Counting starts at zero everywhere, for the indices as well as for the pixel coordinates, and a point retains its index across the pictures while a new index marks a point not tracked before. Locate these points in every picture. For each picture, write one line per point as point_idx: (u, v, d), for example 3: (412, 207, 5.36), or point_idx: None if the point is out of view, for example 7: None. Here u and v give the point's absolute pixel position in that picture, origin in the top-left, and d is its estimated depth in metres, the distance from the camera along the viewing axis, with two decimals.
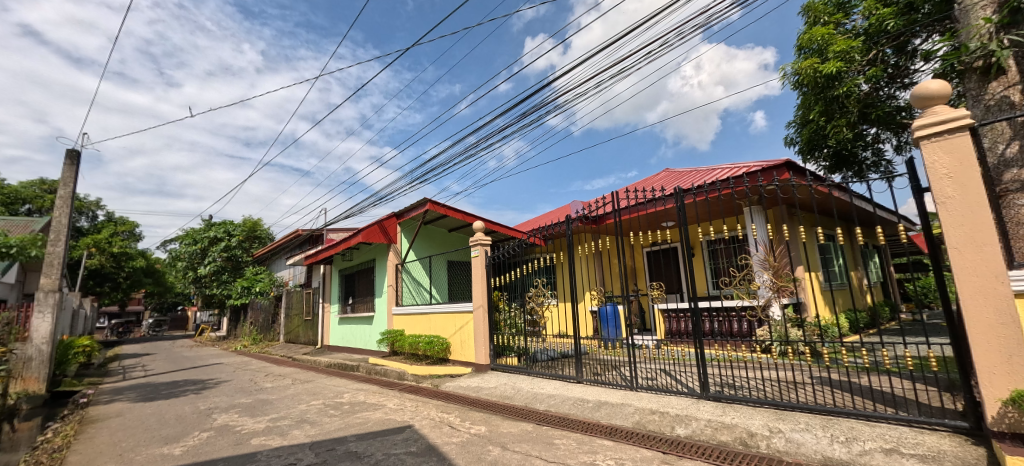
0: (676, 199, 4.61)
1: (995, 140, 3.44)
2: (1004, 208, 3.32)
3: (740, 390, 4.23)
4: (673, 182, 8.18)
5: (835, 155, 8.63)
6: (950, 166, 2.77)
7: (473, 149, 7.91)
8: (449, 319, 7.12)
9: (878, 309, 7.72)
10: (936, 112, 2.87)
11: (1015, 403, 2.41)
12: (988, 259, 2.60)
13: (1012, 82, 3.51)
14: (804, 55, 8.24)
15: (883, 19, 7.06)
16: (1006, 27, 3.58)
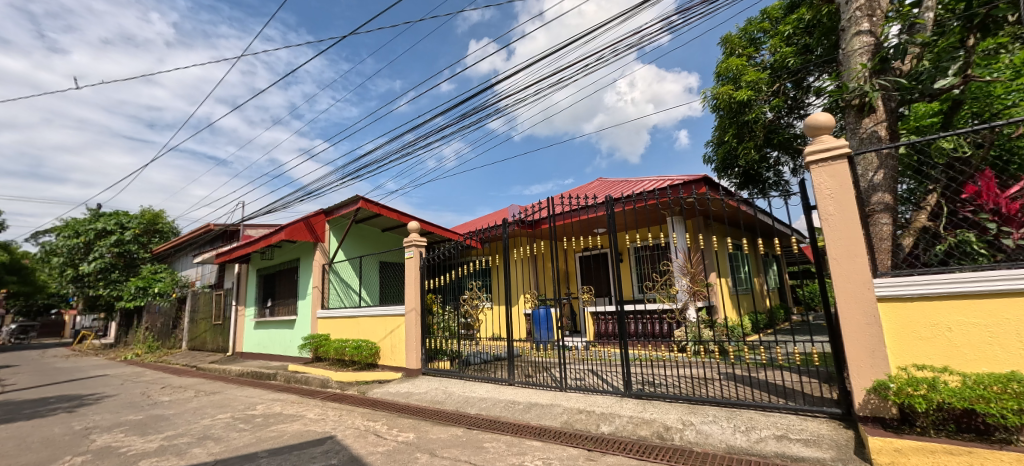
0: (607, 207, 4.83)
1: (864, 167, 4.07)
2: (872, 225, 3.91)
3: (659, 387, 4.53)
4: (605, 191, 8.57)
5: (745, 174, 9.61)
6: (832, 187, 3.20)
7: (409, 148, 7.60)
8: (379, 323, 6.83)
9: (775, 312, 8.70)
10: (823, 140, 3.31)
11: (875, 391, 2.85)
12: (859, 268, 3.04)
13: (879, 119, 4.16)
14: (722, 82, 9.11)
15: (785, 57, 8.05)
16: (878, 73, 4.23)
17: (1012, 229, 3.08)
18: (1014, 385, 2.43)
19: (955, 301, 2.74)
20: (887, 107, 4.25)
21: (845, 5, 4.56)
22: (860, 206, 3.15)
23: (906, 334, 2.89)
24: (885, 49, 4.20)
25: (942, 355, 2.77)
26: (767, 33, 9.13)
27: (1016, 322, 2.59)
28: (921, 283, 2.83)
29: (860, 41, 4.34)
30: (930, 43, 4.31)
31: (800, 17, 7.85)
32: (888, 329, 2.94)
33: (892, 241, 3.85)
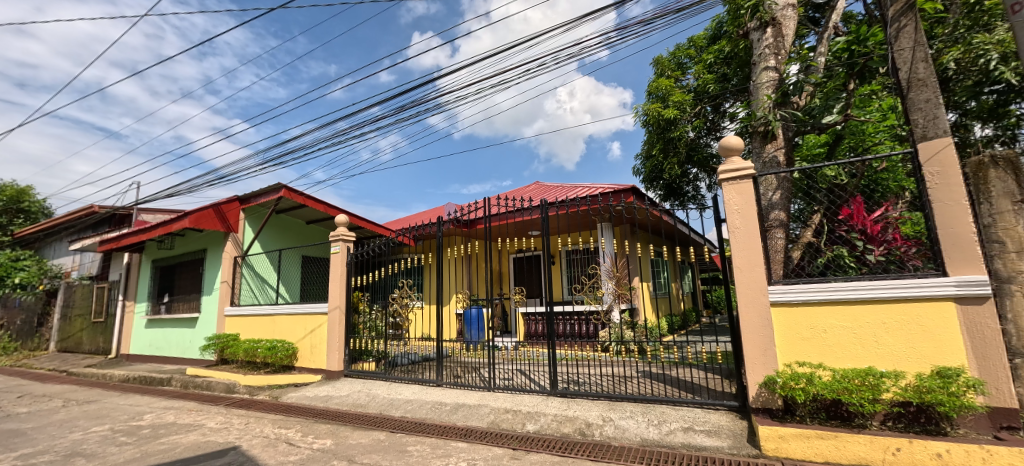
0: (542, 210, 4.94)
1: (764, 187, 4.58)
2: (769, 239, 4.41)
3: (583, 385, 4.73)
4: (541, 195, 8.76)
5: (667, 187, 10.38)
6: (738, 203, 3.56)
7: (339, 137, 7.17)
8: (298, 321, 6.36)
9: (688, 314, 9.49)
10: (733, 161, 3.67)
11: (765, 385, 3.22)
12: (757, 276, 3.41)
13: (779, 146, 4.72)
14: (652, 99, 9.76)
15: (707, 82, 8.85)
16: (780, 105, 4.80)
17: (874, 246, 3.67)
18: (870, 378, 2.87)
19: (830, 307, 3.19)
20: (785, 136, 4.84)
21: (757, 42, 5.11)
22: (760, 221, 3.53)
23: (791, 335, 3.30)
24: (786, 85, 4.77)
25: (819, 353, 3.20)
26: (692, 59, 9.95)
27: (874, 325, 3.07)
28: (805, 290, 3.25)
29: (767, 75, 4.89)
30: (821, 83, 4.98)
31: (721, 48, 8.66)
32: (778, 330, 3.33)
33: (783, 254, 4.38)
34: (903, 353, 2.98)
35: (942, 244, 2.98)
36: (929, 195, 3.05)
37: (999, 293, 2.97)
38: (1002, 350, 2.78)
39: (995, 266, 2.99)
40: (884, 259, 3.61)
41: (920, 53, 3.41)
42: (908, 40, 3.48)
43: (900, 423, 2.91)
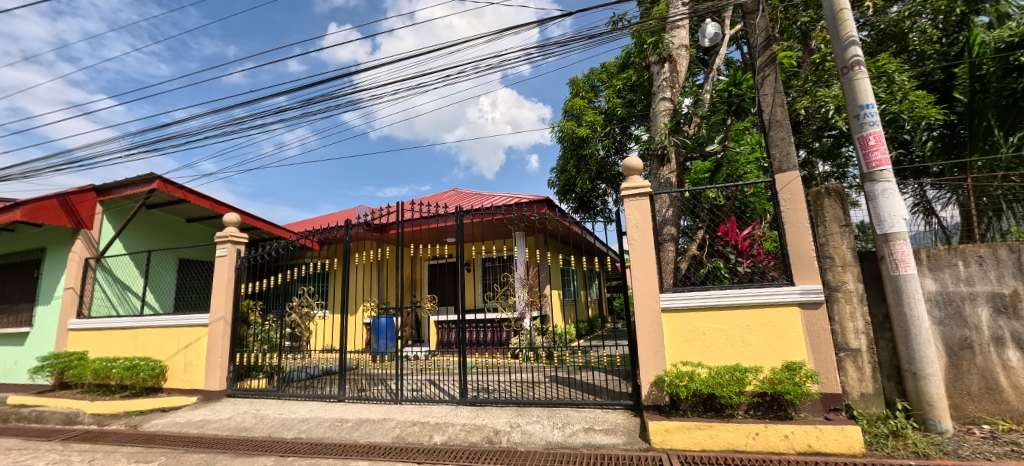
0: (457, 217, 4.89)
1: (659, 205, 5.08)
2: (662, 251, 4.89)
3: (493, 393, 4.76)
4: (459, 202, 8.71)
5: (579, 199, 11.07)
6: (637, 218, 3.90)
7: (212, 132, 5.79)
8: (170, 335, 5.51)
9: (595, 320, 10.05)
10: (633, 180, 4.02)
11: (656, 384, 3.54)
12: (651, 286, 3.75)
13: (672, 169, 5.27)
14: (567, 117, 10.36)
15: (615, 106, 9.63)
16: (674, 132, 5.38)
17: (743, 259, 4.23)
18: (738, 373, 3.32)
19: (708, 312, 3.62)
20: (678, 160, 5.42)
21: (657, 74, 5.69)
22: (655, 235, 3.90)
23: (678, 337, 3.67)
24: (679, 115, 5.38)
25: (699, 353, 3.61)
26: (604, 83, 10.75)
27: (741, 328, 3.55)
28: (688, 298, 3.65)
29: (663, 105, 5.48)
30: (707, 115, 5.69)
31: (628, 77, 9.50)
32: (667, 333, 3.69)
33: (673, 264, 4.88)
34: (762, 350, 3.49)
35: (791, 259, 3.57)
36: (783, 217, 3.64)
37: (831, 299, 3.62)
38: (830, 346, 3.41)
39: (827, 277, 3.66)
40: (750, 270, 4.17)
41: (778, 98, 4.09)
42: (770, 87, 4.15)
43: (758, 411, 3.40)
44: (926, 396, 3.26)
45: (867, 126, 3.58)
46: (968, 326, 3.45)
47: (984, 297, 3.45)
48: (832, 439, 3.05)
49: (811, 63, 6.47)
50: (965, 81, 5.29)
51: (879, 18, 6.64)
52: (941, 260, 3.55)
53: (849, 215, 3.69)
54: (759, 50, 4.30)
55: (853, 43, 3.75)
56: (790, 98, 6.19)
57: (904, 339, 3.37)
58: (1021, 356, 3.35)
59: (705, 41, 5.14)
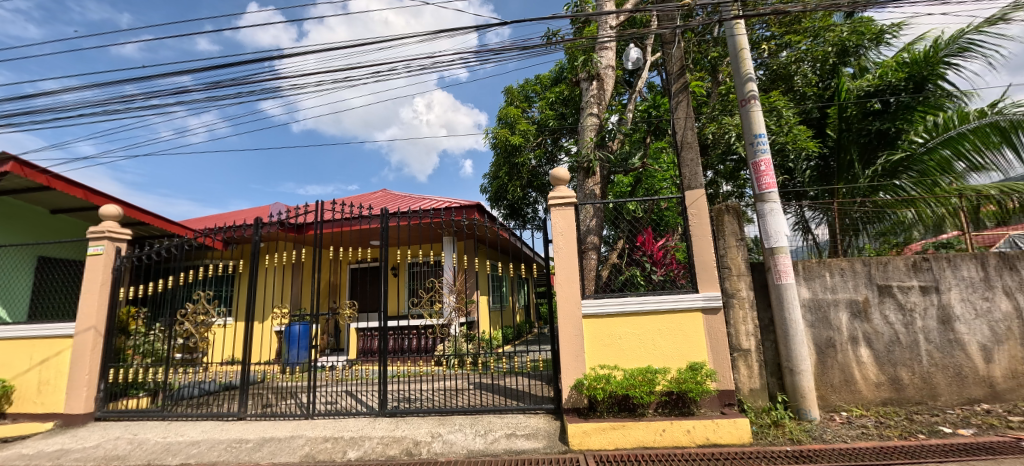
0: (382, 219, 4.67)
1: (584, 215, 5.29)
2: (585, 259, 5.10)
3: (415, 402, 4.60)
4: (387, 203, 8.41)
5: (510, 206, 11.31)
6: (562, 226, 4.03)
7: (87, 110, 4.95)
8: (20, 348, 4.60)
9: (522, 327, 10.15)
10: (559, 190, 4.17)
11: (575, 388, 3.67)
12: (572, 291, 3.89)
13: (597, 182, 5.54)
14: (502, 125, 10.52)
15: (548, 118, 9.95)
16: (600, 146, 5.67)
17: (657, 268, 4.60)
18: (649, 374, 3.56)
19: (624, 317, 3.84)
20: (602, 173, 5.70)
21: (586, 90, 5.97)
22: (578, 243, 4.07)
23: (597, 342, 3.84)
24: (604, 131, 5.69)
25: (615, 356, 3.81)
26: (537, 95, 11.08)
27: (653, 332, 3.81)
28: (607, 304, 3.84)
29: (590, 120, 5.77)
30: (629, 133, 6.08)
31: (560, 91, 9.88)
32: (587, 338, 3.85)
33: (595, 271, 5.12)
34: (670, 352, 3.78)
35: (696, 268, 3.92)
36: (691, 230, 3.99)
37: (728, 305, 4.03)
38: (726, 347, 3.79)
39: (726, 285, 4.07)
40: (663, 278, 4.55)
41: (689, 122, 4.51)
42: (683, 112, 4.55)
43: (666, 408, 3.67)
44: (800, 389, 3.75)
45: (759, 153, 4.07)
46: (832, 328, 4.04)
47: (844, 303, 4.07)
48: (726, 431, 3.39)
49: (717, 94, 7.24)
50: (836, 120, 6.25)
51: (772, 60, 7.62)
52: (813, 271, 4.12)
53: (743, 230, 4.15)
54: (674, 77, 4.71)
55: (751, 78, 4.26)
56: (699, 123, 6.85)
57: (784, 340, 3.85)
58: (871, 353, 3.99)
59: (628, 64, 5.50)
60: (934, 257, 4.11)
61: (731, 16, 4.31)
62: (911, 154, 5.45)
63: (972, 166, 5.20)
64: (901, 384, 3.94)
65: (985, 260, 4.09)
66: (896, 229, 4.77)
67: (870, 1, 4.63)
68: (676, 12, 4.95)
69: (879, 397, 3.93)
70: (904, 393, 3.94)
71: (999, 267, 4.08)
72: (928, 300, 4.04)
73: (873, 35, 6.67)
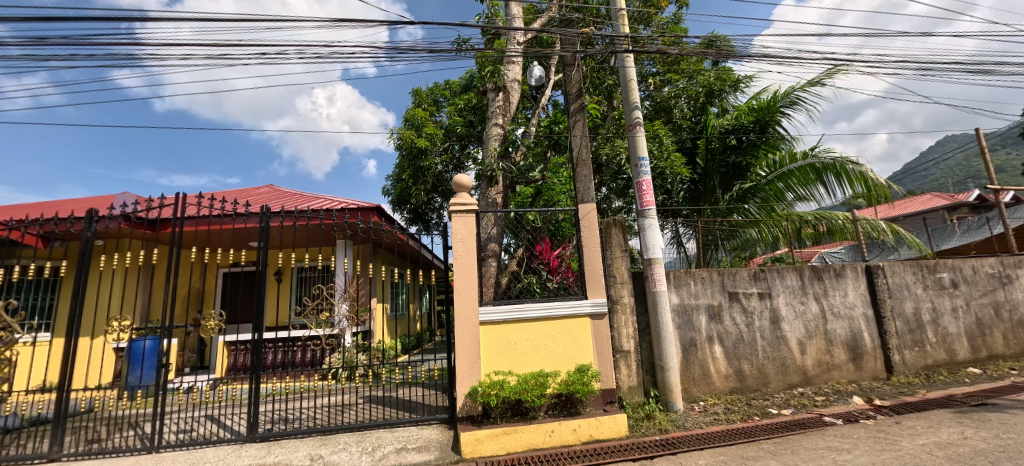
0: (262, 219, 4.14)
1: (485, 223, 5.32)
2: (485, 267, 5.15)
3: (293, 423, 4.16)
4: (270, 200, 7.55)
5: (414, 211, 11.10)
6: (463, 233, 4.02)
7: None
8: None
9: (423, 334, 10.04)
10: (461, 196, 4.15)
11: (470, 395, 3.66)
12: (470, 299, 3.88)
13: (499, 190, 5.64)
14: (408, 127, 10.22)
15: (456, 124, 9.93)
16: (504, 156, 5.81)
17: (553, 275, 4.79)
18: (540, 378, 3.70)
19: (520, 323, 3.95)
20: (505, 182, 5.84)
21: (492, 101, 6.10)
22: (477, 250, 4.09)
23: (493, 348, 3.87)
24: (508, 141, 5.84)
25: (510, 362, 3.89)
26: (446, 100, 11.02)
27: (546, 337, 3.99)
28: (505, 311, 3.91)
29: (495, 130, 5.88)
30: (532, 146, 6.34)
31: (469, 99, 9.94)
32: (483, 345, 3.86)
33: (494, 279, 5.17)
34: (561, 356, 3.98)
35: (586, 276, 4.21)
36: (582, 241, 4.30)
37: (613, 311, 4.38)
38: (609, 349, 4.12)
39: (611, 292, 4.41)
40: (558, 285, 4.74)
41: (584, 141, 4.85)
42: (579, 131, 4.89)
43: (555, 410, 3.84)
44: (668, 384, 4.23)
45: (641, 174, 4.55)
46: (694, 329, 4.64)
47: (704, 307, 4.71)
48: (607, 426, 3.68)
49: (611, 118, 7.95)
50: (704, 151, 7.26)
51: (657, 93, 8.70)
52: (681, 279, 4.71)
53: (627, 242, 4.58)
54: (573, 98, 5.04)
55: (636, 107, 4.76)
56: (594, 143, 7.47)
57: (657, 342, 4.31)
58: (722, 350, 4.67)
59: (532, 80, 5.74)
60: (769, 269, 5.00)
61: (622, 50, 4.78)
62: (756, 184, 6.56)
63: (798, 196, 6.50)
64: (744, 375, 4.68)
65: (802, 271, 5.10)
66: (744, 245, 5.69)
67: (730, 53, 5.51)
68: (576, 38, 5.32)
69: (728, 387, 4.61)
70: (745, 382, 4.67)
71: (811, 277, 5.12)
72: (764, 304, 4.88)
73: (732, 82, 7.65)
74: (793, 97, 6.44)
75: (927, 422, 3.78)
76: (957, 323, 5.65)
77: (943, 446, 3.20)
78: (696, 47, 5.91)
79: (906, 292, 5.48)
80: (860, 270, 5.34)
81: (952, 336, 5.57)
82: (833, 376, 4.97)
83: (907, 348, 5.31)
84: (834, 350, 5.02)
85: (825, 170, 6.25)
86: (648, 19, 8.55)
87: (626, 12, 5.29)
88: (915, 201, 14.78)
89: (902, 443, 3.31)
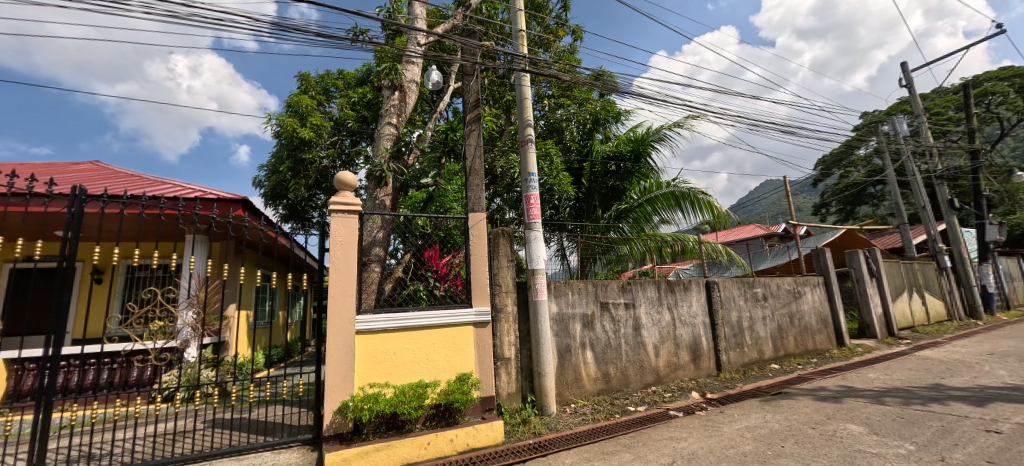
0: (73, 202, 3.28)
1: (370, 226, 5.02)
2: (366, 272, 4.81)
3: (100, 460, 3.35)
4: (92, 181, 6.09)
5: (291, 207, 10.12)
6: (343, 235, 3.72)
7: None
8: None
9: (292, 345, 9.11)
10: (344, 195, 3.85)
11: (339, 411, 3.36)
12: (347, 305, 3.60)
13: (389, 192, 5.37)
14: (291, 114, 9.23)
15: (346, 118, 9.25)
16: (395, 157, 5.58)
17: (440, 283, 4.72)
18: (419, 389, 3.57)
19: (401, 332, 3.78)
20: (395, 185, 5.60)
21: (387, 99, 5.81)
22: (358, 254, 3.82)
23: (369, 359, 3.63)
24: (401, 143, 5.63)
25: (387, 373, 3.68)
26: (338, 91, 10.25)
27: (427, 346, 3.89)
28: (385, 319, 3.70)
29: (388, 129, 5.61)
30: (426, 151, 6.21)
31: (363, 93, 9.36)
32: (358, 355, 3.59)
33: (377, 285, 4.89)
34: (441, 365, 3.92)
35: (472, 284, 4.26)
36: (470, 250, 4.34)
37: (497, 319, 4.47)
38: (490, 357, 4.19)
39: (496, 300, 4.51)
40: (445, 293, 4.70)
41: (478, 151, 4.91)
42: (474, 140, 4.94)
43: (433, 421, 3.75)
44: (543, 389, 4.46)
45: (530, 188, 4.77)
46: (570, 336, 4.97)
47: (579, 316, 5.09)
48: (483, 434, 3.72)
49: (508, 132, 8.22)
50: (588, 173, 8.01)
51: (551, 115, 9.27)
52: (560, 289, 5.03)
53: (514, 252, 4.72)
54: (469, 108, 5.10)
55: (529, 125, 5.01)
56: (489, 155, 7.70)
57: (536, 349, 4.52)
58: (593, 355, 5.09)
59: (429, 84, 5.62)
60: (634, 281, 5.63)
61: (519, 68, 5.01)
62: (629, 206, 7.39)
63: (662, 219, 7.41)
64: (609, 377, 5.16)
65: (659, 284, 5.86)
66: (617, 259, 6.33)
67: (614, 88, 6.15)
68: (476, 49, 5.38)
69: (595, 388, 5.03)
70: (610, 384, 5.15)
71: (665, 289, 5.91)
72: (628, 313, 5.47)
73: (614, 113, 8.61)
74: (661, 134, 7.44)
75: (742, 409, 4.62)
76: (766, 328, 7.05)
77: (751, 428, 3.94)
78: (586, 78, 6.46)
79: (732, 303, 6.65)
80: (702, 284, 6.34)
81: (762, 338, 6.92)
82: (678, 374, 5.76)
83: (731, 349, 6.44)
84: (680, 353, 5.84)
85: (682, 198, 7.28)
86: (546, 44, 9.11)
87: (525, 33, 5.55)
88: (742, 229, 18.18)
89: (724, 429, 3.98)
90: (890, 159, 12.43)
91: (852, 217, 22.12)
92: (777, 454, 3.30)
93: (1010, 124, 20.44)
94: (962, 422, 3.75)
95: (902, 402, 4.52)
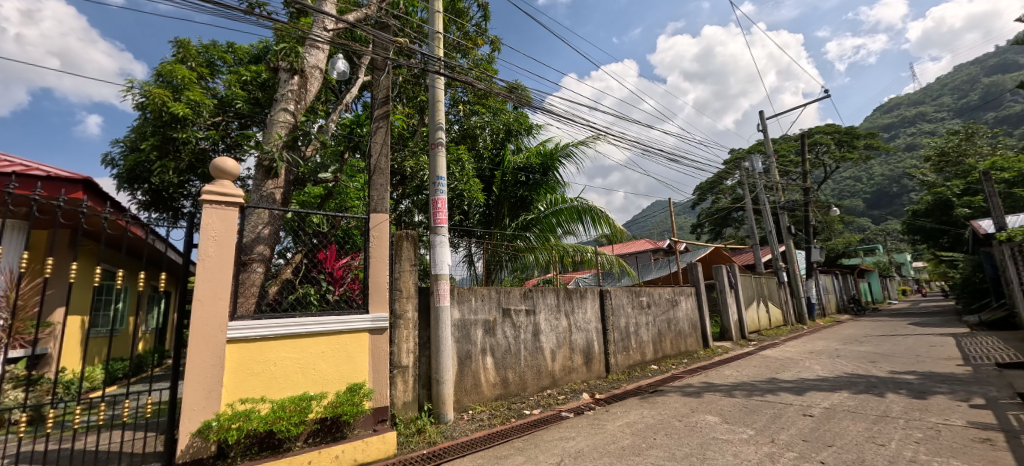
0: None
1: (254, 220, 4.41)
2: (245, 273, 4.23)
3: None
4: None
5: (153, 193, 8.58)
6: (218, 230, 3.25)
7: None
8: None
9: (143, 357, 7.77)
10: (222, 184, 3.37)
11: (199, 433, 2.91)
12: (217, 311, 3.14)
13: (279, 185, 4.85)
14: (160, 84, 7.88)
15: (233, 97, 8.16)
16: (289, 146, 5.06)
17: (334, 287, 4.37)
18: (302, 403, 3.26)
19: (283, 341, 3.41)
20: (287, 177, 5.08)
21: (285, 83, 5.26)
22: (236, 252, 3.37)
23: (241, 371, 3.21)
24: (298, 132, 5.12)
25: (263, 386, 3.29)
26: (226, 66, 9.06)
27: (314, 355, 3.56)
28: (265, 326, 3.31)
29: (283, 116, 5.07)
30: (327, 144, 5.76)
31: (257, 72, 8.38)
32: (227, 368, 3.15)
33: (258, 287, 4.33)
34: (329, 376, 3.62)
35: (370, 289, 4.02)
36: (371, 252, 4.11)
37: (395, 326, 4.28)
38: (386, 366, 3.99)
39: (395, 306, 4.32)
40: (339, 297, 4.36)
41: (385, 150, 4.69)
42: (381, 138, 4.71)
43: (317, 437, 3.45)
44: (441, 396, 4.38)
45: (437, 192, 4.69)
46: (471, 342, 4.96)
47: (480, 322, 5.11)
48: (374, 447, 3.52)
49: (419, 133, 8.00)
50: (499, 181, 8.17)
51: (465, 120, 9.25)
52: (463, 296, 5.00)
53: (417, 257, 4.57)
54: (377, 103, 4.84)
55: (439, 127, 4.93)
56: (398, 154, 7.41)
57: (436, 356, 4.43)
58: (492, 361, 5.15)
59: (334, 73, 5.21)
60: (535, 288, 5.84)
61: (433, 70, 4.89)
62: (536, 216, 7.73)
63: (565, 230, 7.80)
64: (507, 382, 5.26)
65: (558, 292, 6.18)
66: (522, 267, 6.46)
67: (527, 102, 6.36)
68: (390, 44, 5.16)
69: (493, 394, 5.08)
70: (507, 389, 5.24)
71: (564, 297, 6.24)
72: (529, 319, 5.65)
73: (526, 126, 8.85)
74: (569, 150, 7.89)
75: (624, 407, 5.05)
76: (648, 333, 7.83)
77: (631, 424, 4.32)
78: (501, 89, 6.57)
79: (622, 310, 7.26)
80: (596, 293, 6.82)
81: (645, 342, 7.67)
82: (572, 377, 6.11)
83: (619, 352, 7.02)
84: (575, 356, 6.20)
85: (584, 212, 7.77)
86: (464, 50, 9.10)
87: (442, 36, 5.47)
88: (634, 243, 20.02)
89: (607, 426, 4.31)
90: (748, 191, 14.75)
91: (720, 237, 25.75)
92: (649, 446, 3.65)
93: (831, 170, 25.69)
94: (788, 409, 4.56)
95: (747, 394, 5.35)
